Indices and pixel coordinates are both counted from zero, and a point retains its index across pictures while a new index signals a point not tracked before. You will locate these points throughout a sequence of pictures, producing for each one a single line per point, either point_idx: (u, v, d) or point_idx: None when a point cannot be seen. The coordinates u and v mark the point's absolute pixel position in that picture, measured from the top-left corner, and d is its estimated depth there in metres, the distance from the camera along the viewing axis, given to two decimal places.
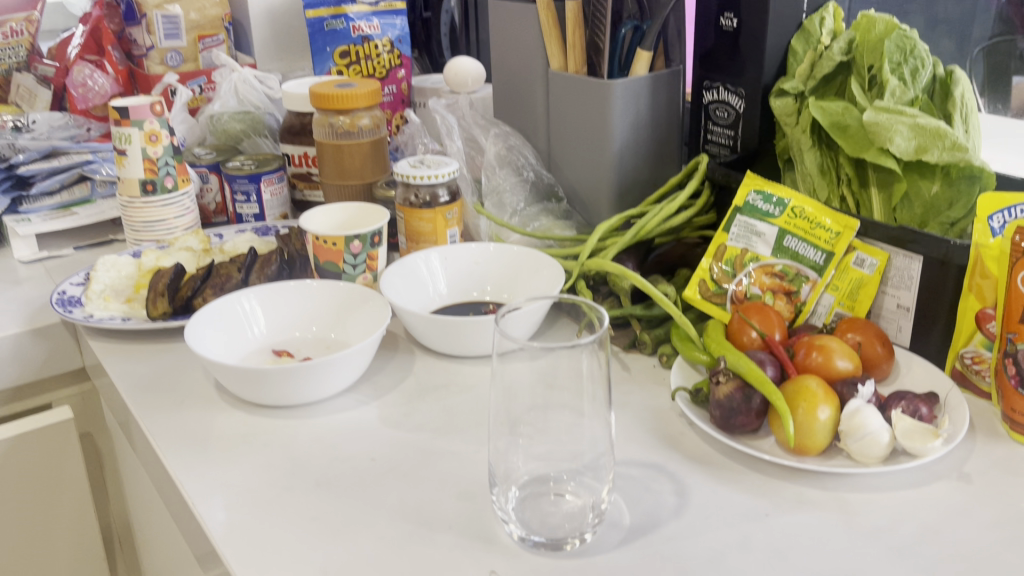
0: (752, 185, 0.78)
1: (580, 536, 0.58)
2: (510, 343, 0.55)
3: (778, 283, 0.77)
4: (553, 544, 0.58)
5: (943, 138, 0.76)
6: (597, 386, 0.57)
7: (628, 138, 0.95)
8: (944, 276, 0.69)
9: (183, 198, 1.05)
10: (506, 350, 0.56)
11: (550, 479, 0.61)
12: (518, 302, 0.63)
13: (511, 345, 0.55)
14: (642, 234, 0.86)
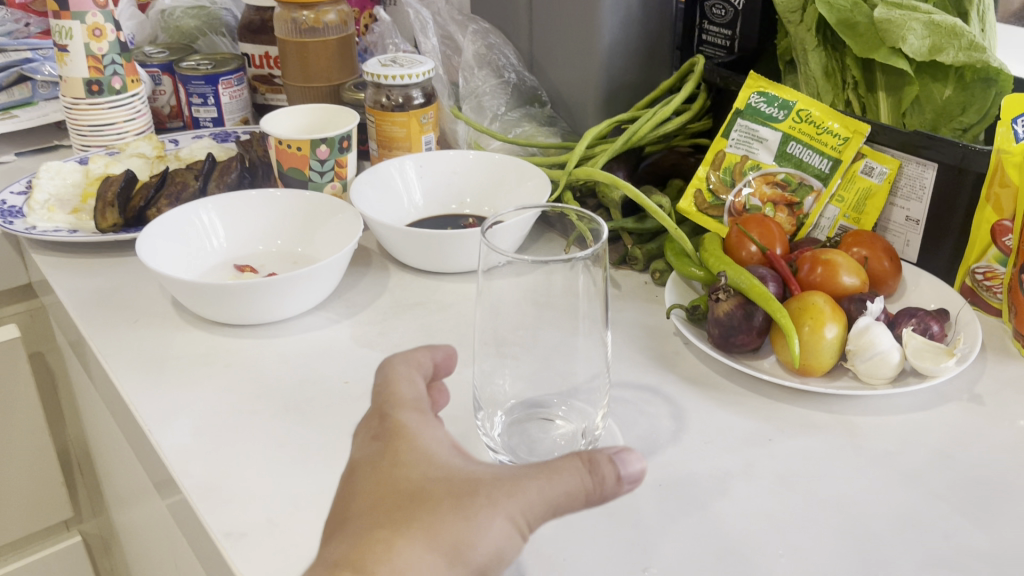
0: (756, 86, 0.72)
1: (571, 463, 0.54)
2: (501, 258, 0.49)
3: (780, 193, 0.72)
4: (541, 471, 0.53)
5: (959, 37, 0.70)
6: (594, 301, 0.52)
7: (617, 36, 0.88)
8: (960, 183, 0.64)
9: (133, 101, 0.97)
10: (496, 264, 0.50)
11: (542, 406, 0.55)
12: (502, 214, 0.56)
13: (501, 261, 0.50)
14: (634, 141, 0.80)
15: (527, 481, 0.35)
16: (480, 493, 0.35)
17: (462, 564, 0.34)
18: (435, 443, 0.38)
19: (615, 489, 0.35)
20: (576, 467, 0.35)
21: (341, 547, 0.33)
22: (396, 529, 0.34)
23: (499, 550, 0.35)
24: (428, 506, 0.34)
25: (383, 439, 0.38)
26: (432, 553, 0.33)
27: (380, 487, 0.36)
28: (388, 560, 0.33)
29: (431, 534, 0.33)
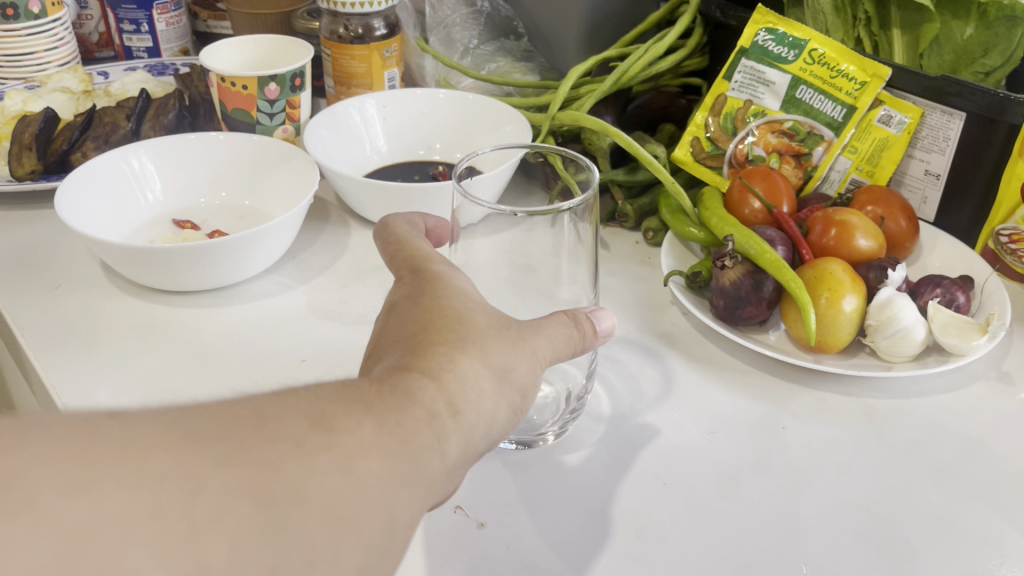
0: (763, 21, 0.64)
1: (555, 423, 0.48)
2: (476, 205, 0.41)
3: (786, 143, 0.65)
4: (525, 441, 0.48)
5: None
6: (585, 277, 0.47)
7: None
8: (990, 135, 0.57)
9: (55, 27, 0.85)
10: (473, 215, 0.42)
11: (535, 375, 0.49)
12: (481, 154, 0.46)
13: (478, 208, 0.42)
14: (624, 81, 0.72)
15: (546, 327, 0.38)
16: (515, 328, 0.36)
17: (507, 386, 0.35)
18: (466, 287, 0.38)
19: (592, 341, 0.39)
20: (569, 319, 0.39)
21: (400, 359, 0.33)
22: (453, 345, 0.34)
23: (531, 380, 0.36)
24: (476, 329, 0.35)
25: (413, 281, 0.37)
26: (486, 372, 0.34)
27: (424, 314, 0.35)
28: (451, 369, 0.33)
29: (483, 353, 0.34)
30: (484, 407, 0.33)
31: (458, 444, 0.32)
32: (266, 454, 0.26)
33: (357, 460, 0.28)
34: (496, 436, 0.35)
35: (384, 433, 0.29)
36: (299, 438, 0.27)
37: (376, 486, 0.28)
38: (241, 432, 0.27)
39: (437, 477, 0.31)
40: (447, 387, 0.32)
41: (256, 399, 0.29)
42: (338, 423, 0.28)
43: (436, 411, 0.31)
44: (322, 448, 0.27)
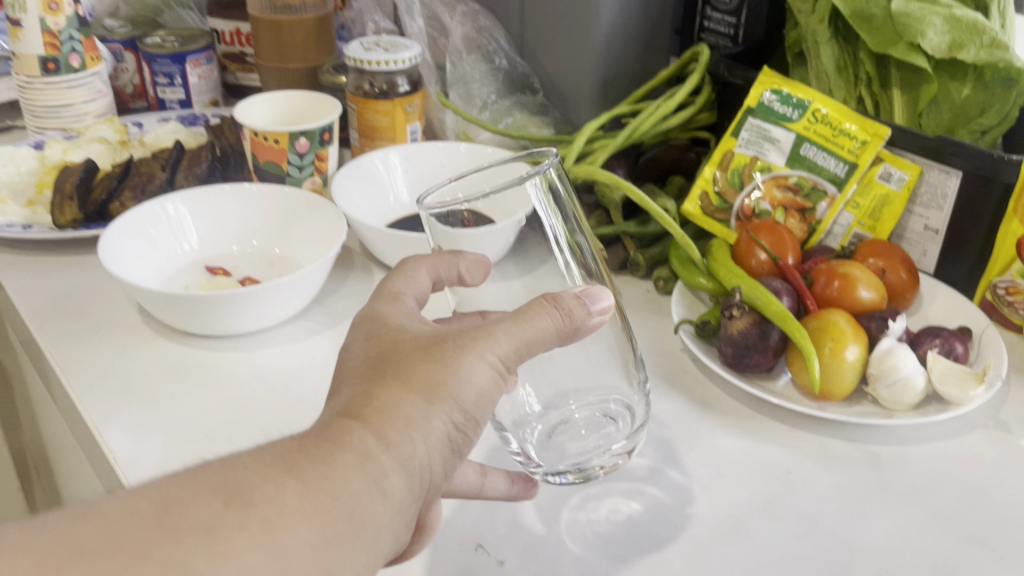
0: (769, 83, 0.68)
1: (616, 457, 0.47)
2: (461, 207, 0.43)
3: (791, 198, 0.68)
4: (582, 478, 0.47)
5: (981, 34, 0.67)
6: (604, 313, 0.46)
7: (615, 22, 0.83)
8: (986, 194, 0.60)
9: (93, 80, 0.90)
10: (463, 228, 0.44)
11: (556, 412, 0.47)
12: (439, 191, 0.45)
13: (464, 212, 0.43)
14: (634, 137, 0.76)
15: (487, 331, 0.37)
16: (453, 341, 0.37)
17: (442, 400, 0.35)
18: (412, 325, 0.40)
19: (585, 318, 0.39)
20: (544, 308, 0.39)
21: (334, 409, 0.35)
22: (375, 384, 0.35)
23: (489, 387, 0.37)
24: (404, 361, 0.36)
25: (359, 333, 0.40)
26: (412, 394, 0.35)
27: (364, 362, 0.37)
28: (372, 405, 0.34)
29: (409, 379, 0.35)
30: (419, 435, 0.34)
31: (393, 478, 0.33)
32: (182, 540, 0.28)
33: (275, 529, 0.29)
34: (447, 451, 0.36)
35: (305, 492, 0.31)
36: (212, 519, 0.29)
37: (300, 548, 0.30)
38: (147, 530, 0.28)
39: (382, 514, 0.33)
40: (372, 423, 0.34)
41: (171, 483, 0.30)
42: (253, 496, 0.30)
43: (363, 451, 0.33)
44: (237, 525, 0.29)
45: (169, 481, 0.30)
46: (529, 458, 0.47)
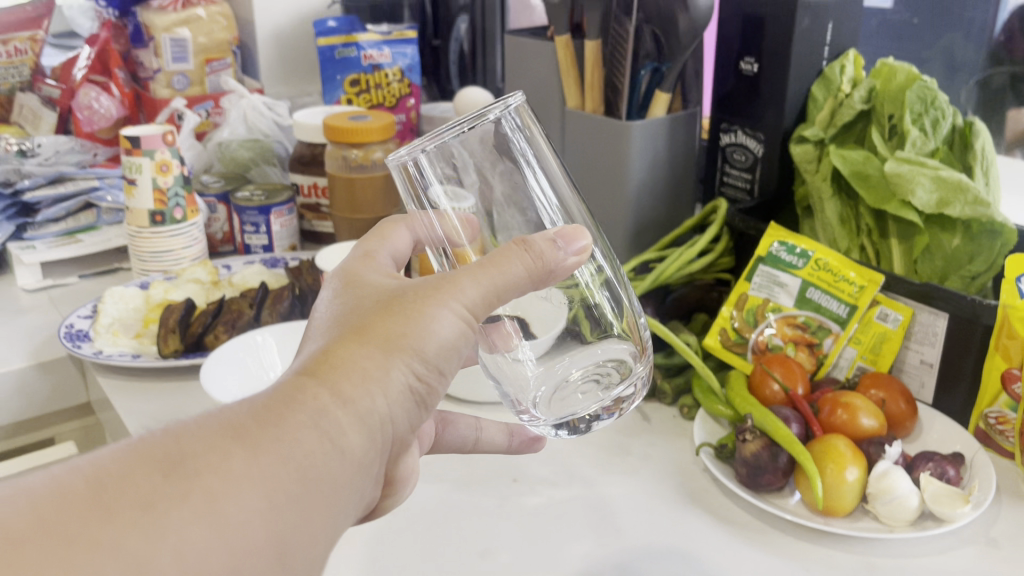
0: (777, 236, 0.78)
1: (617, 407, 0.52)
2: (426, 151, 0.49)
3: (800, 334, 0.77)
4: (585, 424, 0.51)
5: (965, 193, 0.76)
6: (591, 281, 0.50)
7: (645, 178, 0.97)
8: (970, 335, 0.68)
9: (191, 229, 1.04)
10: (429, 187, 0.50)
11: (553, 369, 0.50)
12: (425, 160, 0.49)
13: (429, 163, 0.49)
14: (661, 279, 0.87)
15: (444, 290, 0.41)
16: (417, 293, 0.40)
17: (400, 352, 0.39)
18: (382, 283, 0.43)
19: (556, 260, 0.43)
20: (518, 254, 0.42)
21: (293, 367, 0.38)
22: (335, 342, 0.38)
23: (453, 340, 0.40)
24: (366, 320, 0.39)
25: (332, 295, 0.43)
26: (371, 349, 0.38)
27: (331, 323, 0.40)
28: (329, 362, 0.37)
29: (368, 335, 0.39)
30: (376, 390, 0.38)
31: (347, 436, 0.36)
32: (121, 515, 0.29)
33: (218, 502, 0.31)
34: (408, 400, 0.39)
35: (253, 457, 0.33)
36: (151, 494, 0.30)
37: (246, 516, 0.32)
38: (82, 508, 0.29)
39: (335, 468, 0.36)
40: (328, 381, 0.37)
41: (108, 455, 0.31)
42: (197, 466, 0.32)
43: (317, 408, 0.36)
44: (178, 499, 0.31)
45: (109, 454, 0.32)
46: (535, 415, 0.51)
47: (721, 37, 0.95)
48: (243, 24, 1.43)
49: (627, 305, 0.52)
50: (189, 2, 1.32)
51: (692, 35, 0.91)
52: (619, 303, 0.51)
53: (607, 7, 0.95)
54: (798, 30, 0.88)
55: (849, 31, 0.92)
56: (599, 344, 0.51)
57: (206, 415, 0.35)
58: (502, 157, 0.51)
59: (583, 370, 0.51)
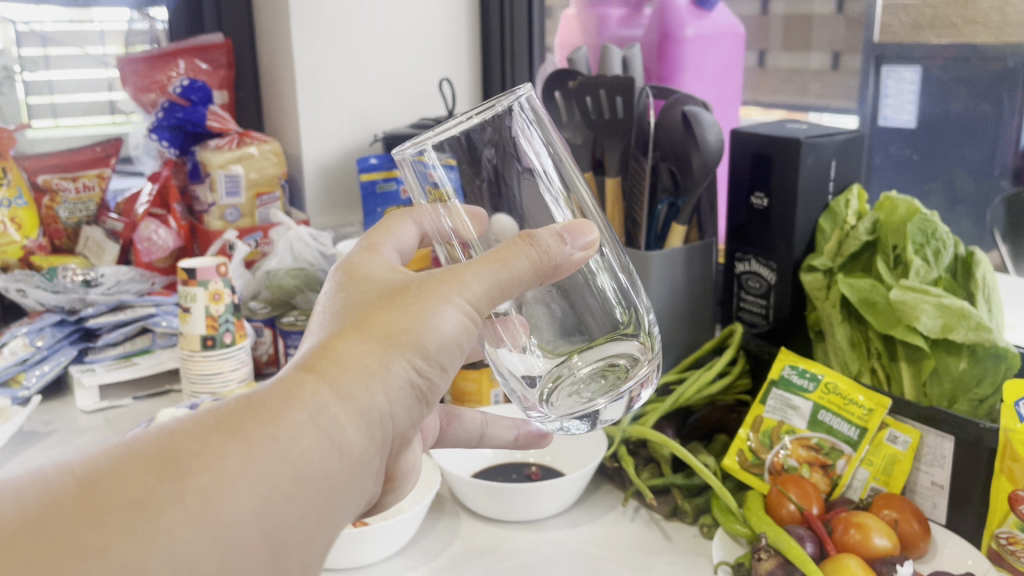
0: (788, 360, 0.83)
1: (625, 394, 0.57)
2: (432, 144, 0.54)
3: (814, 455, 0.80)
4: (593, 418, 0.57)
5: (967, 318, 0.80)
6: (597, 268, 0.57)
7: (664, 304, 1.03)
8: (977, 457, 0.71)
9: (239, 352, 1.11)
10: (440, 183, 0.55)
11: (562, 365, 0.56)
12: (429, 147, 0.54)
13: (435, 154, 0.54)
14: (680, 402, 0.91)
15: (440, 295, 0.46)
16: (421, 288, 0.46)
17: (399, 348, 0.44)
18: (386, 277, 0.49)
19: (558, 256, 0.48)
20: (521, 256, 0.48)
21: (299, 356, 0.43)
22: (338, 335, 0.44)
23: (453, 331, 0.46)
24: (370, 314, 0.45)
25: (340, 288, 0.49)
26: (373, 345, 0.44)
27: (339, 315, 0.46)
28: (331, 357, 0.43)
29: (371, 331, 0.44)
30: (374, 384, 0.43)
31: (341, 428, 0.42)
32: (111, 518, 0.34)
33: (210, 499, 0.36)
34: (405, 391, 0.45)
35: (246, 454, 0.38)
36: (143, 493, 0.35)
37: (236, 513, 0.37)
38: (76, 514, 0.34)
39: (331, 462, 0.41)
40: (327, 376, 0.42)
41: (106, 458, 0.36)
42: (189, 465, 0.37)
43: (318, 404, 0.41)
44: (170, 498, 0.35)
45: (104, 457, 0.36)
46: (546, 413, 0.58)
47: (732, 174, 1.02)
48: (292, 159, 1.55)
49: (633, 306, 0.58)
50: (244, 142, 1.44)
51: (704, 172, 0.98)
52: (624, 297, 0.58)
53: (626, 147, 1.04)
54: (803, 169, 0.94)
55: (853, 168, 0.99)
56: (608, 343, 0.57)
57: (205, 411, 0.40)
58: (511, 145, 0.56)
59: (591, 364, 0.56)
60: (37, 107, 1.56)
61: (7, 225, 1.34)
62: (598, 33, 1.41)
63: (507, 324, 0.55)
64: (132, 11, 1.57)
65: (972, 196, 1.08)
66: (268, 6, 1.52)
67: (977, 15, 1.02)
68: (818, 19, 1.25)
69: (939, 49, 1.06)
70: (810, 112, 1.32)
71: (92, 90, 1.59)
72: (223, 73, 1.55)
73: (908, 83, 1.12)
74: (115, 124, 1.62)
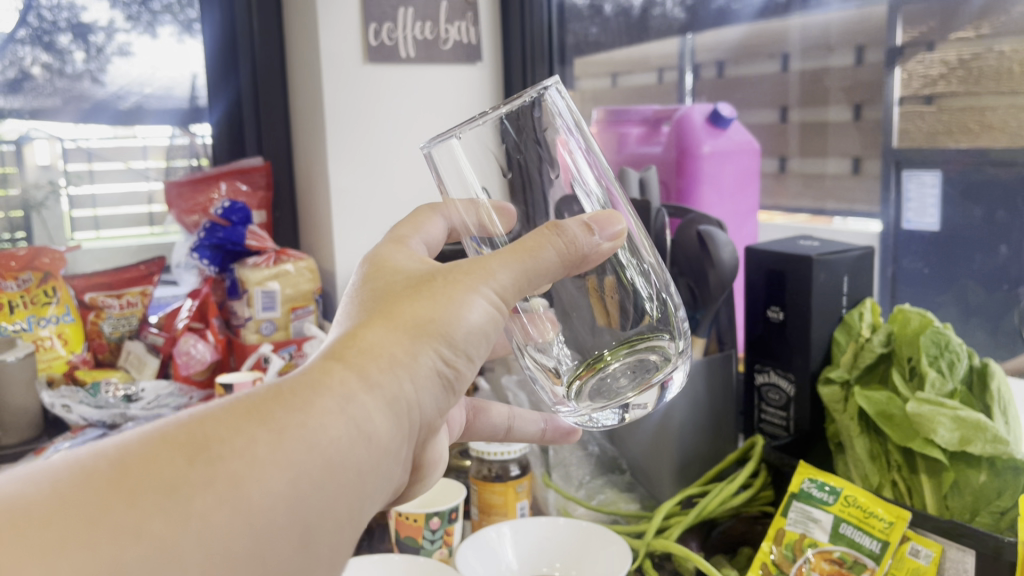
0: (807, 473, 0.85)
1: (654, 387, 0.62)
2: (459, 134, 0.59)
3: (838, 568, 0.81)
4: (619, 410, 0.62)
5: (984, 430, 0.81)
6: (629, 264, 0.61)
7: (687, 416, 1.05)
8: (997, 571, 0.71)
9: None
10: (467, 176, 0.60)
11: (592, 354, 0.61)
12: (459, 132, 0.59)
13: (461, 142, 0.59)
14: (704, 514, 0.92)
15: (462, 291, 0.50)
16: (444, 281, 0.51)
17: (423, 338, 0.49)
18: (411, 268, 0.53)
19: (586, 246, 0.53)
20: (551, 252, 0.52)
21: (328, 344, 0.47)
22: (366, 324, 0.48)
23: (480, 321, 0.51)
24: (396, 303, 0.49)
25: (366, 279, 0.53)
26: (399, 336, 0.48)
27: (366, 304, 0.50)
28: (358, 346, 0.47)
29: (398, 322, 0.49)
30: (401, 372, 0.48)
31: (368, 416, 0.45)
32: (145, 500, 0.36)
33: (242, 485, 0.39)
34: (428, 380, 0.49)
35: (273, 442, 0.41)
36: (177, 478, 0.37)
37: (266, 497, 0.40)
38: (110, 495, 0.36)
39: (358, 448, 0.45)
40: (353, 364, 0.46)
41: (136, 442, 0.38)
42: (220, 451, 0.39)
43: (344, 391, 0.45)
44: (203, 484, 0.38)
45: (135, 442, 0.38)
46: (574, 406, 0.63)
47: (749, 290, 1.06)
48: (326, 274, 1.61)
49: (664, 304, 0.62)
50: (281, 260, 1.51)
51: (720, 287, 1.03)
52: (655, 294, 0.61)
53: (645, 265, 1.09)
54: (815, 284, 0.98)
55: (865, 283, 1.02)
56: (638, 340, 0.61)
57: (233, 399, 0.42)
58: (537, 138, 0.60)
59: (621, 360, 0.61)
60: (80, 220, 1.60)
61: (53, 340, 1.41)
62: (619, 151, 1.49)
63: (536, 320, 0.60)
64: (175, 128, 1.66)
65: (987, 307, 1.11)
66: (306, 128, 1.62)
67: (993, 122, 1.05)
68: (834, 126, 1.28)
69: (957, 156, 1.09)
70: (834, 218, 1.30)
71: (134, 203, 1.64)
72: (261, 194, 1.64)
73: (929, 187, 1.14)
74: (154, 235, 1.67)
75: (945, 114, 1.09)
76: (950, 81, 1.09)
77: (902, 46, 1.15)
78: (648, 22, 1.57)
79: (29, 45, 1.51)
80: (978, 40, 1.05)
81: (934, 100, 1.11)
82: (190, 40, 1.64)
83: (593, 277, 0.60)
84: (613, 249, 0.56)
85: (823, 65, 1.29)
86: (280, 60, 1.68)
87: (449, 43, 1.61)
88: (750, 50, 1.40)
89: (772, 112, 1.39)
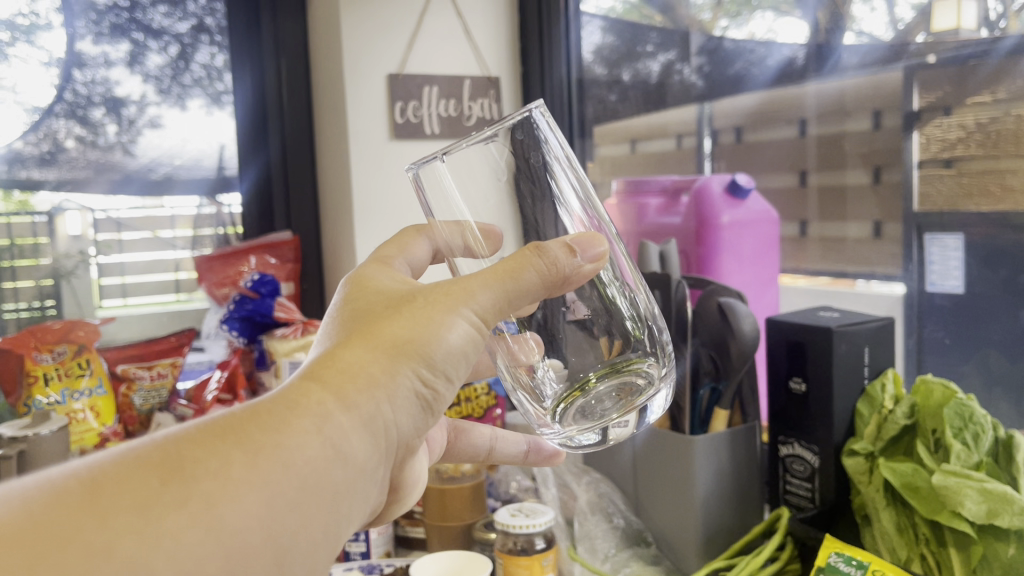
0: (833, 546, 0.85)
1: (637, 410, 0.65)
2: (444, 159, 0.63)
3: None
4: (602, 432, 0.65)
5: (1011, 504, 0.80)
6: (615, 292, 0.64)
7: (711, 488, 1.05)
8: None
9: None
10: (454, 200, 0.63)
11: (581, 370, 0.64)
12: (444, 156, 0.63)
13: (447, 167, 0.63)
14: None
15: (441, 311, 0.52)
16: (425, 301, 0.52)
17: (402, 357, 0.51)
18: (390, 288, 0.55)
19: (566, 269, 0.55)
20: (533, 276, 0.54)
21: (307, 365, 0.49)
22: (345, 345, 0.50)
23: (460, 342, 0.53)
24: (375, 323, 0.51)
25: (346, 300, 0.55)
26: (378, 356, 0.50)
27: (346, 324, 0.52)
28: (336, 366, 0.49)
29: (378, 342, 0.50)
30: (380, 393, 0.49)
31: (345, 436, 0.47)
32: (116, 520, 0.38)
33: (214, 505, 0.41)
34: (407, 400, 0.51)
35: (248, 463, 0.43)
36: (150, 498, 0.39)
37: (240, 518, 0.41)
38: (83, 515, 0.38)
39: (332, 468, 0.46)
40: (331, 384, 0.48)
41: (111, 464, 0.40)
42: (193, 472, 0.41)
43: (322, 412, 0.47)
44: (175, 503, 0.40)
45: (110, 465, 0.40)
46: (559, 428, 0.65)
47: (772, 362, 1.07)
48: None
49: (647, 329, 0.65)
50: (308, 330, 1.52)
51: (742, 359, 1.03)
52: (637, 314, 0.65)
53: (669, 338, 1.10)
54: (836, 355, 0.99)
55: (886, 354, 1.03)
56: (625, 366, 0.64)
57: (210, 422, 0.44)
58: (523, 163, 0.63)
59: (608, 384, 0.64)
60: (108, 287, 1.64)
61: (87, 413, 1.43)
62: (639, 222, 1.52)
63: (522, 342, 0.62)
64: (202, 198, 1.71)
65: (1012, 376, 1.10)
66: (334, 201, 1.66)
67: (1015, 186, 1.06)
68: (852, 189, 1.30)
69: (979, 219, 1.10)
70: (856, 280, 1.33)
71: (161, 270, 1.69)
72: (290, 266, 1.68)
73: (952, 250, 1.15)
74: (180, 302, 1.71)
75: (965, 177, 1.10)
76: (969, 145, 1.10)
77: (919, 111, 1.17)
78: (666, 90, 1.61)
79: (63, 118, 1.56)
80: (995, 103, 1.06)
81: (954, 164, 1.12)
82: (218, 112, 1.71)
83: (584, 311, 0.63)
84: (596, 271, 0.58)
85: (839, 130, 1.32)
86: (308, 131, 1.75)
87: (472, 120, 1.65)
88: (766, 116, 1.44)
89: (791, 175, 1.42)
